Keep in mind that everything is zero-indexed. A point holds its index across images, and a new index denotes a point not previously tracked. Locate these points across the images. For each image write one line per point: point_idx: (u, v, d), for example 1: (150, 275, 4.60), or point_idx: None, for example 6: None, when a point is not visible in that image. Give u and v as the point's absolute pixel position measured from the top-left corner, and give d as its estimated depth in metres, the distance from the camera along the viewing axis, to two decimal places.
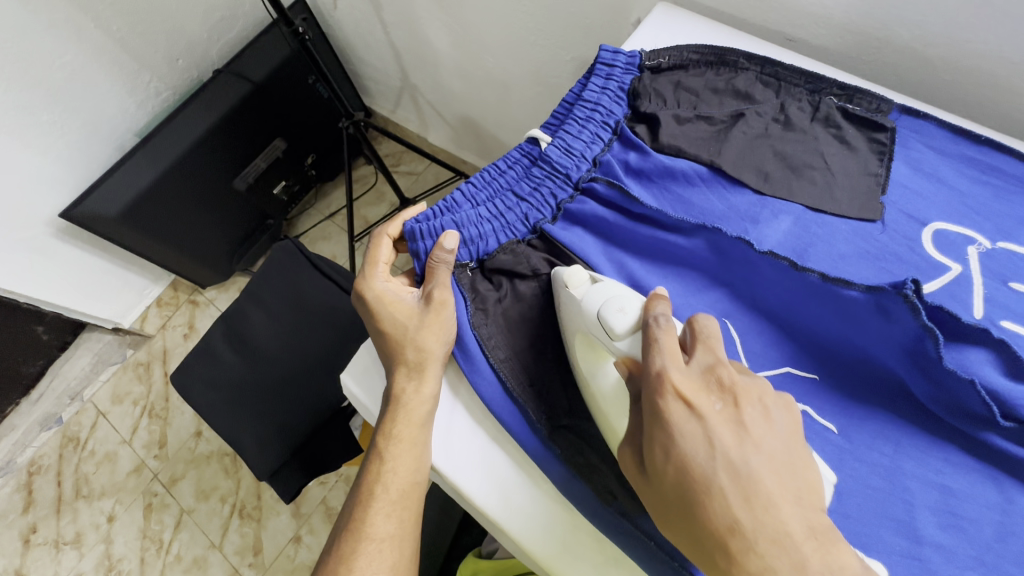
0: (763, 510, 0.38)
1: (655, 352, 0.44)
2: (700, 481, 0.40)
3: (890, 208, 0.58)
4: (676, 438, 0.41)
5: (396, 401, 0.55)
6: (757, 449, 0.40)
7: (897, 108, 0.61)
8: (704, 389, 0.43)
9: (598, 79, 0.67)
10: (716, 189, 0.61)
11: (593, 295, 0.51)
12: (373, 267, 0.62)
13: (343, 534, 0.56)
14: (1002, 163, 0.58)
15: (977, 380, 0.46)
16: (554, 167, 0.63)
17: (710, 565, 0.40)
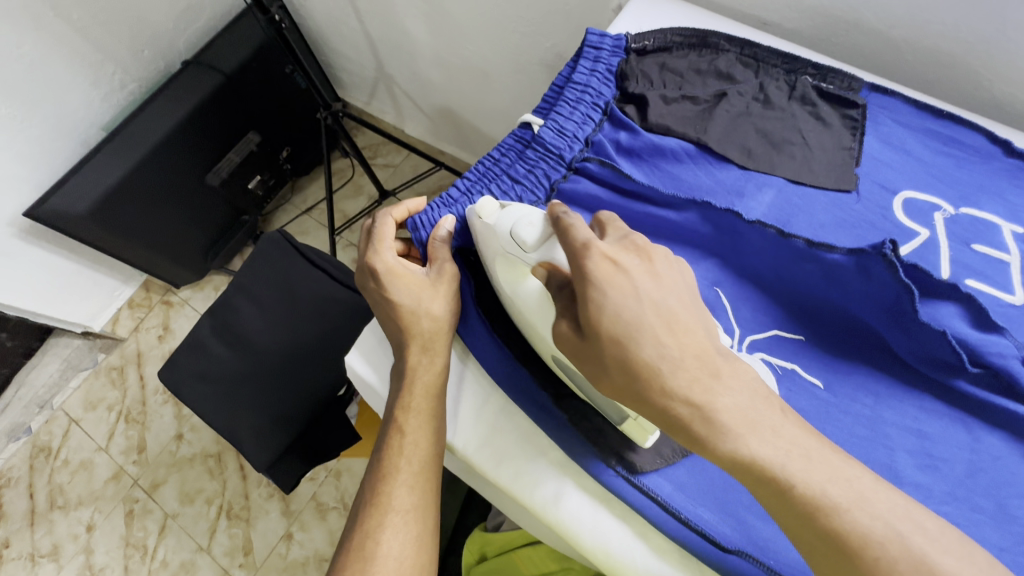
0: (684, 333, 0.43)
1: (575, 228, 0.46)
2: (632, 324, 0.43)
3: (864, 178, 0.62)
4: (607, 290, 0.43)
5: (411, 372, 0.57)
6: (668, 290, 0.45)
7: (866, 86, 0.66)
8: (622, 250, 0.46)
9: (587, 62, 0.69)
10: (703, 166, 0.64)
11: (505, 215, 0.52)
12: (380, 244, 0.61)
13: (364, 509, 0.57)
14: (962, 136, 0.63)
15: (949, 331, 0.50)
16: (548, 148, 0.65)
17: (654, 406, 0.42)
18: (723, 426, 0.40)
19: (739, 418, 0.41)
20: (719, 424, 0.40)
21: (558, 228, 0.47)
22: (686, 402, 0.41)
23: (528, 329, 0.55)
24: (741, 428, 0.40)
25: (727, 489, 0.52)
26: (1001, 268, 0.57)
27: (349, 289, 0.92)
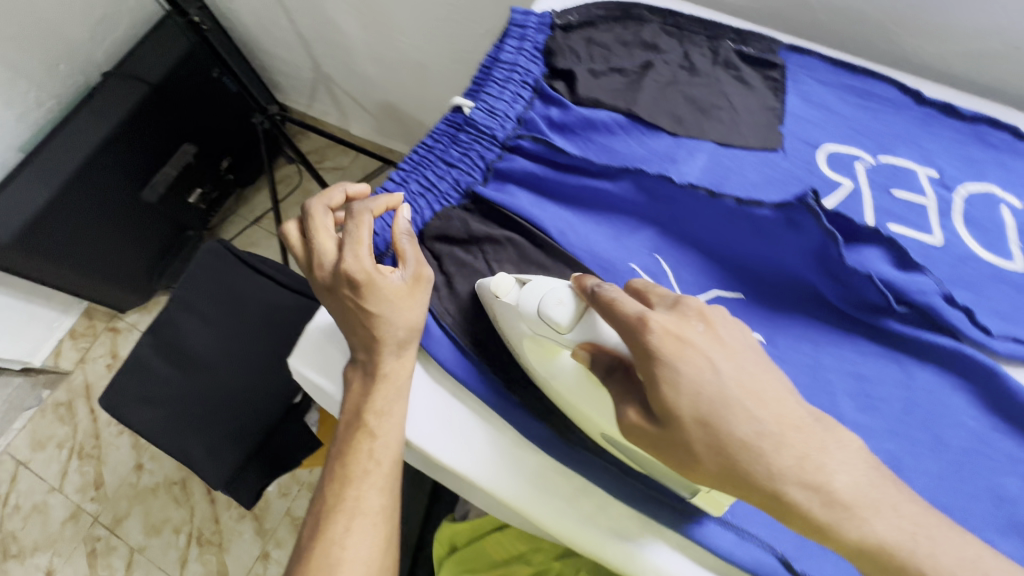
0: (767, 399, 0.41)
1: (619, 303, 0.44)
2: (716, 401, 0.40)
3: (789, 137, 0.64)
4: (679, 368, 0.41)
5: (381, 374, 0.55)
6: (734, 352, 0.43)
7: (784, 48, 0.68)
8: (681, 319, 0.43)
9: (513, 41, 0.69)
10: (635, 135, 0.64)
11: (529, 294, 0.50)
12: (354, 244, 0.56)
13: (324, 514, 0.55)
14: (876, 89, 0.65)
15: (874, 273, 0.52)
16: (480, 129, 0.64)
17: (753, 485, 0.40)
18: (839, 502, 0.39)
19: (856, 493, 0.39)
20: (836, 502, 0.39)
21: (598, 305, 0.45)
22: (801, 484, 0.39)
23: (569, 408, 0.52)
24: (861, 508, 0.39)
25: None
26: (921, 211, 0.59)
27: (299, 293, 0.90)
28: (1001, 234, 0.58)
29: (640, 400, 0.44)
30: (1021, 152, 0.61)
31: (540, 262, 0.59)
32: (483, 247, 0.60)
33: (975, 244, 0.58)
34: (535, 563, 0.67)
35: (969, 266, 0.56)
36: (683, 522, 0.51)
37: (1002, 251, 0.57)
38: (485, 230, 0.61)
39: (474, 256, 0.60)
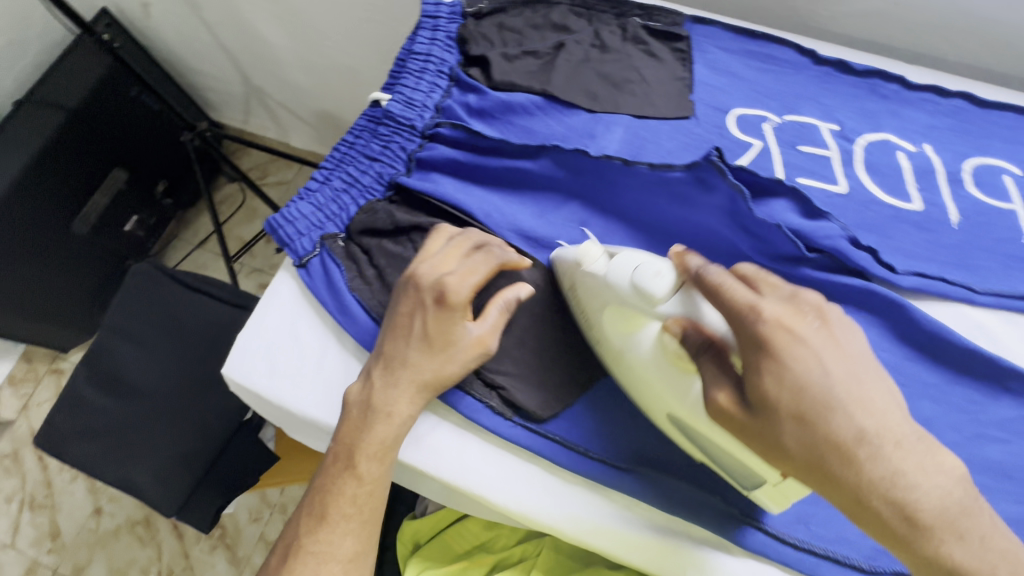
0: (876, 408, 0.39)
1: (725, 287, 0.42)
2: (820, 399, 0.39)
3: (700, 104, 0.66)
4: (790, 362, 0.39)
5: (389, 415, 0.51)
6: (852, 358, 0.40)
7: (688, 20, 0.70)
8: (798, 312, 0.41)
9: (426, 32, 0.69)
10: (553, 114, 0.65)
11: (618, 265, 0.49)
12: (466, 274, 0.52)
13: (293, 558, 0.51)
14: (776, 53, 0.68)
15: (782, 224, 0.55)
16: (399, 121, 0.64)
17: (831, 481, 0.39)
18: (918, 523, 0.37)
19: (939, 507, 0.37)
20: (916, 520, 0.37)
21: (703, 284, 0.43)
22: (888, 497, 0.37)
23: (639, 387, 0.51)
24: (942, 528, 0.37)
25: (619, 415, 0.55)
26: (825, 163, 0.63)
27: (232, 304, 0.87)
28: (899, 178, 0.62)
29: (737, 385, 0.42)
30: (911, 101, 0.65)
31: None
32: (412, 237, 0.61)
33: (876, 189, 0.61)
34: (497, 550, 0.67)
35: (872, 210, 0.60)
36: (631, 484, 0.52)
37: (901, 193, 0.61)
38: (411, 219, 0.60)
39: (403, 246, 0.60)
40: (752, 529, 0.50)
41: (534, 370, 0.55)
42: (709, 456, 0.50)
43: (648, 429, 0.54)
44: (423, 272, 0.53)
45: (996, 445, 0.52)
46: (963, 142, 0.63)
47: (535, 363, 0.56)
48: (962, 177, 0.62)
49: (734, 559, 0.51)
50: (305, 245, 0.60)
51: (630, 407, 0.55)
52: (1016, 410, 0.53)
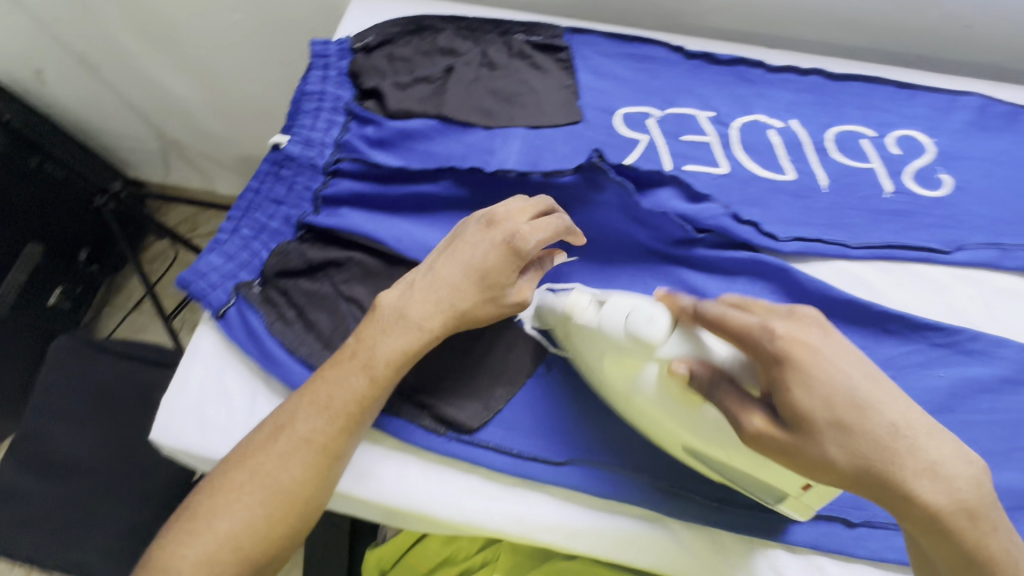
0: (902, 403, 0.40)
1: (725, 318, 0.43)
2: (849, 400, 0.39)
3: (588, 108, 0.70)
4: (814, 371, 0.40)
5: (425, 329, 0.53)
6: (867, 360, 0.42)
7: (567, 31, 0.75)
8: (797, 324, 0.42)
9: (318, 71, 0.71)
10: (451, 135, 0.68)
11: (609, 310, 0.48)
12: (538, 229, 0.54)
13: (275, 442, 0.49)
14: (651, 53, 0.74)
15: (669, 211, 0.61)
16: (300, 161, 0.66)
17: (874, 480, 0.39)
18: (953, 509, 0.38)
19: (970, 492, 0.38)
20: (953, 505, 0.38)
21: (705, 321, 0.44)
22: (931, 483, 0.38)
23: (650, 426, 0.52)
24: (984, 517, 0.39)
25: (548, 412, 0.57)
26: (706, 149, 0.68)
27: (158, 364, 0.86)
28: (771, 153, 0.68)
29: (768, 406, 0.42)
30: (774, 82, 0.71)
31: (383, 272, 0.62)
32: (328, 272, 0.62)
33: (753, 166, 0.67)
34: (459, 562, 0.69)
35: (752, 185, 0.65)
36: (564, 476, 0.54)
37: (775, 167, 0.67)
38: (324, 255, 0.62)
39: (320, 283, 0.62)
40: (683, 500, 0.53)
41: (482, 388, 0.57)
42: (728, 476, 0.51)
43: (576, 421, 0.57)
44: (501, 214, 0.56)
45: None
46: (823, 113, 0.70)
47: (461, 377, 0.58)
48: (826, 145, 0.68)
49: (668, 530, 0.53)
50: (219, 296, 0.60)
51: (556, 403, 0.57)
52: (899, 347, 0.58)
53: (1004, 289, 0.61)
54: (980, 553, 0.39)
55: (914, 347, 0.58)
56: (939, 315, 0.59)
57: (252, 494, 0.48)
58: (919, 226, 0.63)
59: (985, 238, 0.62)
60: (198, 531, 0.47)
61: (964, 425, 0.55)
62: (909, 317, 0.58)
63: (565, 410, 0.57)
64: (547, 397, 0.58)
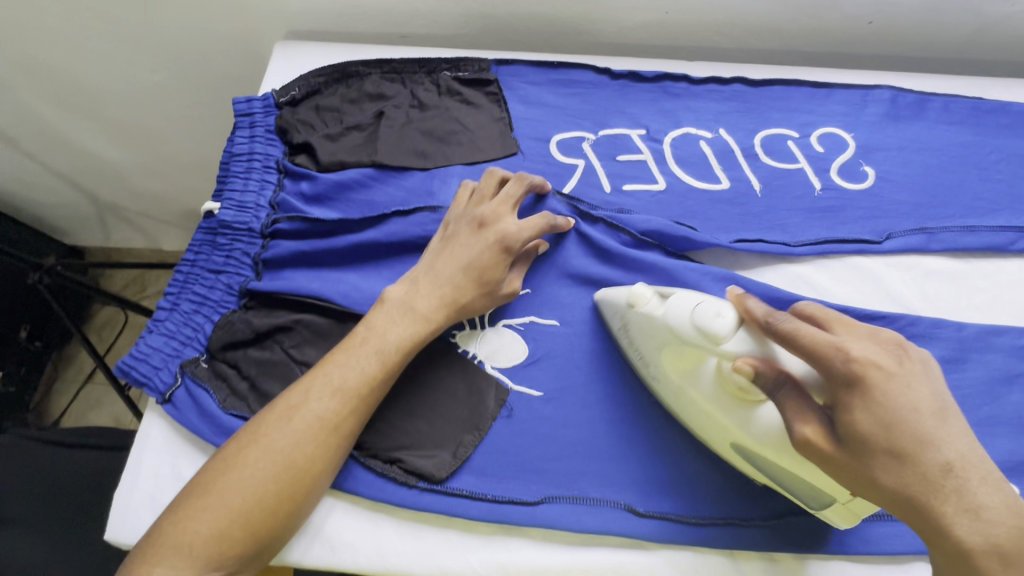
0: (962, 444, 0.40)
1: (801, 333, 0.44)
2: (909, 430, 0.41)
3: (522, 138, 0.71)
4: (882, 397, 0.41)
5: (429, 318, 0.55)
6: (940, 397, 0.42)
7: (493, 64, 0.75)
8: (880, 348, 0.44)
9: (243, 130, 0.69)
10: (389, 181, 0.68)
11: (675, 306, 0.50)
12: (525, 226, 0.59)
13: (289, 421, 0.50)
14: (578, 76, 0.75)
15: (603, 221, 0.65)
16: (235, 226, 0.63)
17: (918, 510, 0.40)
18: (1001, 553, 0.38)
19: (1017, 543, 0.38)
20: (997, 550, 0.38)
21: (776, 334, 0.45)
22: (972, 524, 0.38)
23: (703, 424, 0.54)
24: None
25: (518, 452, 0.56)
26: (642, 167, 0.69)
27: (109, 448, 0.82)
28: (704, 164, 0.69)
29: (827, 421, 0.43)
30: (699, 94, 0.73)
31: (334, 331, 0.60)
32: (277, 338, 0.60)
33: (689, 179, 0.68)
34: None
35: (690, 198, 0.67)
36: (542, 515, 0.54)
37: (709, 177, 0.69)
38: (271, 321, 0.60)
39: (271, 350, 0.59)
40: (660, 522, 0.54)
41: (444, 431, 0.57)
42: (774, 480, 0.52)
43: (546, 458, 0.56)
44: (493, 216, 0.59)
45: None
46: (748, 120, 0.72)
47: (425, 427, 0.57)
48: (755, 151, 0.70)
49: (651, 553, 0.54)
50: (164, 378, 0.57)
51: (525, 442, 0.57)
52: None
53: (935, 271, 0.64)
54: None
55: None
56: (879, 303, 0.62)
57: (263, 469, 0.48)
58: (849, 220, 0.66)
59: (912, 224, 0.65)
60: (206, 505, 0.46)
61: None
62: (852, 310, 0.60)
63: (535, 448, 0.57)
64: (515, 437, 0.57)
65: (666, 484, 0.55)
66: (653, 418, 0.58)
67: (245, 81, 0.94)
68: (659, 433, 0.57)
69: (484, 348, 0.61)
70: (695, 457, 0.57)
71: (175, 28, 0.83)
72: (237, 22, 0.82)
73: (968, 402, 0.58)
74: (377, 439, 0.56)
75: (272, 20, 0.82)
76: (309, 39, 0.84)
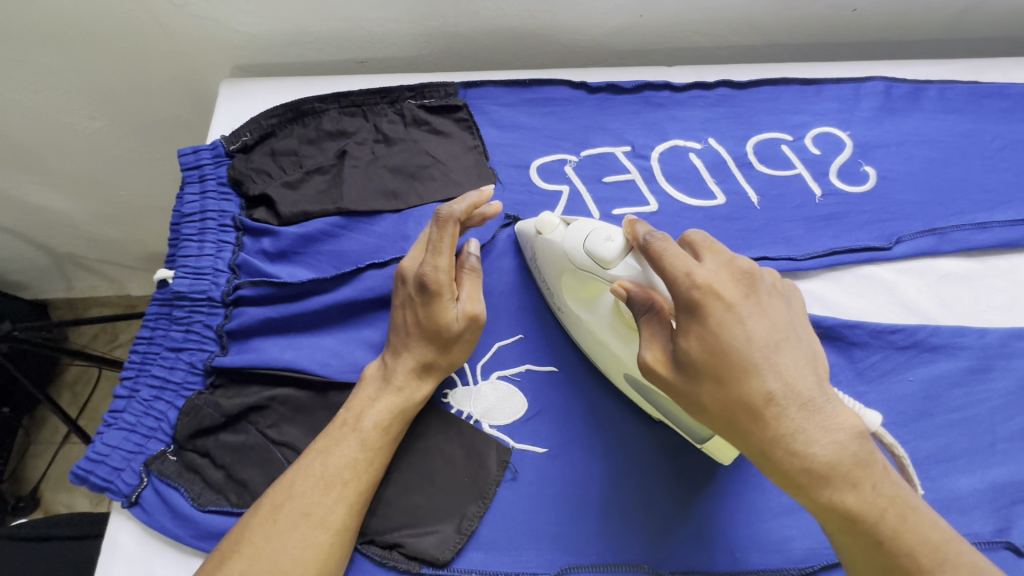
0: (792, 373, 0.39)
1: (669, 253, 0.42)
2: (736, 358, 0.39)
3: (499, 167, 0.66)
4: (717, 329, 0.39)
5: (401, 387, 0.51)
6: (780, 326, 0.41)
7: (460, 87, 0.70)
8: (731, 280, 0.41)
9: (194, 186, 0.62)
10: (359, 228, 0.62)
11: (574, 233, 0.50)
12: (435, 254, 0.52)
13: (273, 522, 0.45)
14: (553, 93, 0.70)
15: None
16: (193, 296, 0.57)
17: (740, 434, 0.40)
18: (819, 473, 0.38)
19: (835, 460, 0.38)
20: (814, 471, 0.38)
21: (648, 254, 0.43)
22: (789, 450, 0.38)
23: (598, 351, 0.54)
24: (837, 478, 0.38)
25: (528, 518, 0.51)
26: (631, 187, 0.64)
27: (76, 536, 0.72)
28: (697, 178, 0.65)
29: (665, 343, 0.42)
30: (683, 102, 0.69)
31: (314, 405, 0.55)
32: (251, 419, 0.54)
33: (682, 196, 0.64)
34: None
35: (685, 217, 0.62)
36: None
37: (704, 192, 0.64)
38: (242, 401, 0.54)
39: (245, 433, 0.54)
40: None
41: (446, 505, 0.52)
42: (664, 414, 0.51)
43: (559, 523, 0.51)
44: (406, 263, 0.54)
45: (863, 398, 0.55)
46: (738, 126, 0.68)
47: (423, 501, 0.52)
48: (749, 159, 0.66)
49: None
50: (127, 479, 0.51)
51: (533, 508, 0.52)
52: (867, 357, 0.56)
53: (949, 273, 0.60)
54: (850, 517, 0.38)
55: (881, 355, 0.56)
56: (896, 315, 0.58)
57: None
58: (855, 226, 0.62)
59: (921, 226, 0.61)
60: None
61: (944, 428, 0.54)
62: (870, 327, 0.56)
63: (544, 514, 0.52)
64: (523, 502, 0.52)
65: (690, 538, 0.51)
66: (669, 465, 0.54)
67: (194, 121, 0.86)
68: (677, 482, 0.53)
69: (479, 405, 0.56)
70: (717, 505, 0.52)
71: (110, 73, 0.76)
72: (177, 60, 0.75)
73: (1000, 415, 0.54)
74: (370, 522, 0.50)
75: (217, 55, 0.75)
76: (258, 74, 0.78)
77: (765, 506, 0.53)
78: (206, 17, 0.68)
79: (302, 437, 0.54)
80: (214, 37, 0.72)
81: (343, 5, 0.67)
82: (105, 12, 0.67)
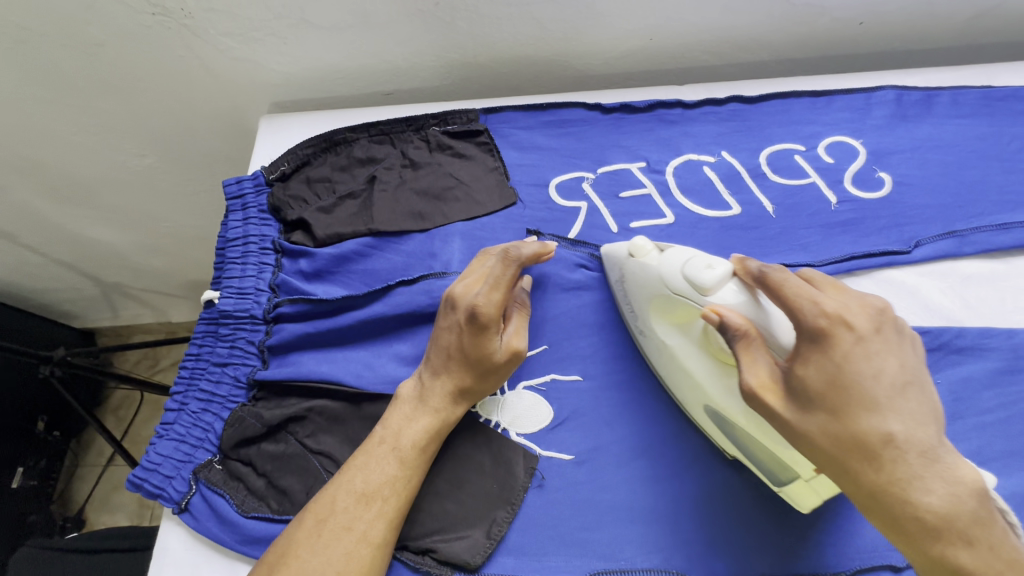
0: (914, 420, 0.40)
1: (788, 285, 0.44)
2: (856, 393, 0.41)
3: (520, 186, 0.69)
4: (842, 359, 0.41)
5: (437, 408, 0.53)
6: (908, 370, 0.42)
7: (481, 113, 0.74)
8: (854, 315, 0.43)
9: (237, 214, 0.67)
10: (389, 247, 0.66)
11: (671, 260, 0.52)
12: (493, 288, 0.54)
13: (318, 536, 0.47)
14: (570, 115, 0.73)
15: None
16: (237, 315, 0.61)
17: (848, 474, 0.41)
18: (931, 526, 0.38)
19: (951, 514, 0.38)
20: (926, 522, 0.38)
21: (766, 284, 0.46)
22: (905, 497, 0.39)
23: (680, 383, 0.54)
24: (953, 533, 0.38)
25: (556, 523, 0.53)
26: (648, 201, 0.67)
27: (122, 550, 0.75)
28: (712, 190, 0.67)
29: (780, 370, 0.44)
30: (695, 118, 0.72)
31: (349, 415, 0.58)
32: (291, 429, 0.57)
33: (698, 208, 0.66)
34: None
35: (701, 228, 0.64)
36: None
37: (719, 204, 0.66)
38: (282, 412, 0.57)
39: (285, 442, 0.56)
40: None
41: (475, 510, 0.53)
42: (744, 454, 0.51)
43: (587, 529, 0.52)
44: (455, 289, 0.56)
45: None
46: (750, 139, 0.70)
47: (453, 507, 0.53)
48: (762, 170, 0.68)
49: None
50: (178, 487, 0.55)
51: (562, 514, 0.53)
52: None
53: (973, 275, 0.60)
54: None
55: None
56: (921, 318, 0.58)
57: None
58: (873, 231, 0.62)
59: (940, 228, 0.62)
60: None
61: (977, 431, 0.53)
62: None
63: (573, 519, 0.53)
64: (551, 508, 0.53)
65: (718, 543, 0.51)
66: (695, 471, 0.54)
67: (234, 155, 0.93)
68: (703, 487, 0.54)
69: (506, 413, 0.58)
70: (748, 512, 0.52)
71: (162, 114, 0.82)
72: (219, 100, 0.82)
73: None
74: (404, 529, 0.52)
75: (257, 94, 0.81)
76: (293, 109, 0.84)
77: (793, 510, 0.52)
78: (247, 60, 0.74)
79: (338, 447, 0.56)
80: (255, 78, 0.78)
81: (372, 42, 0.72)
82: (160, 60, 0.74)
